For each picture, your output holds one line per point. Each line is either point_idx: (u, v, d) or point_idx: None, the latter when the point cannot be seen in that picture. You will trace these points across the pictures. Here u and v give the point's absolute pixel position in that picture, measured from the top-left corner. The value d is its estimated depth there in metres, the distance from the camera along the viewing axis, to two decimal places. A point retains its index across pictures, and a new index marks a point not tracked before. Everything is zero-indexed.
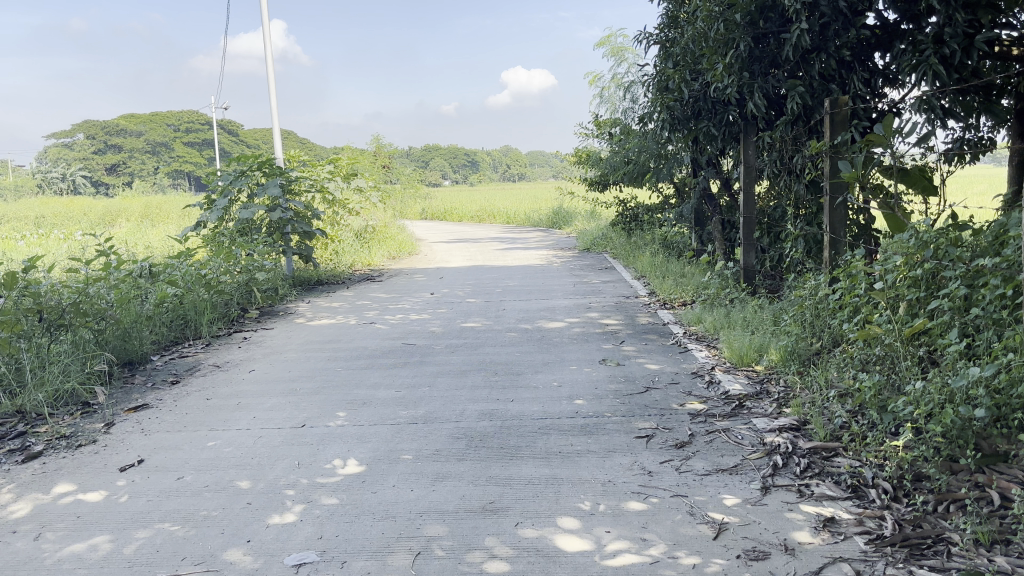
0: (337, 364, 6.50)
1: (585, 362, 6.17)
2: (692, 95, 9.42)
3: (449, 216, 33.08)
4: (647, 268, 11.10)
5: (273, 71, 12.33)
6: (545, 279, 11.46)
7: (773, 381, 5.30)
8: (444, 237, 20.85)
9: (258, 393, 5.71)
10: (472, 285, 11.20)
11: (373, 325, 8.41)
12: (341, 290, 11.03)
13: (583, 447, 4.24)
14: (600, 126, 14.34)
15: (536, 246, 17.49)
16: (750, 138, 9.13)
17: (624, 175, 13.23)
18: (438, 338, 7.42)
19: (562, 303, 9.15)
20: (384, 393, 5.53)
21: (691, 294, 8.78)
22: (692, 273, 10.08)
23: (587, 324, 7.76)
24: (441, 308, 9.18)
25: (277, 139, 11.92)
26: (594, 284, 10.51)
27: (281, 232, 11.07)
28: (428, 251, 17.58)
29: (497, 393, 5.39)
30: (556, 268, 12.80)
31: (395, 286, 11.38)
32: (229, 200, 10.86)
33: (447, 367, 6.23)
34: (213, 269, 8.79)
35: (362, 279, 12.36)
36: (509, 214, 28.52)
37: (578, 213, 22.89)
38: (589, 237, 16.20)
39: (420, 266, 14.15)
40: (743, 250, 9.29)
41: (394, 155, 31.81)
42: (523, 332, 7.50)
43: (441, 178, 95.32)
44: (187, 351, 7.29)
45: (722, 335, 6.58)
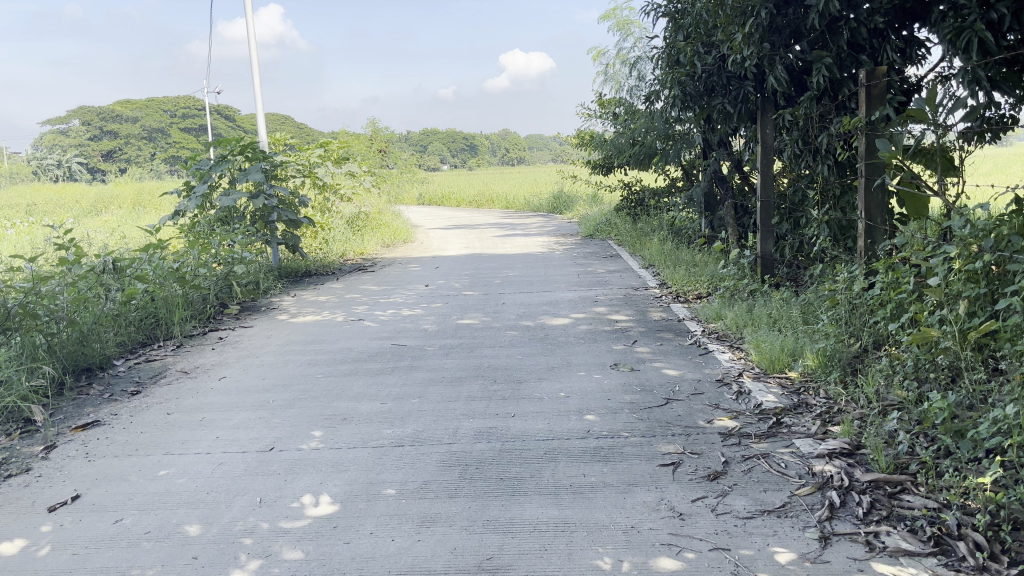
0: (317, 370, 5.83)
1: (594, 366, 5.50)
2: (705, 70, 8.70)
3: (447, 201, 32.37)
4: (655, 256, 10.42)
5: (255, 49, 11.59)
6: (547, 268, 10.78)
7: (812, 391, 4.63)
8: (441, 223, 20.13)
9: (225, 407, 5.04)
10: (469, 275, 10.52)
11: (362, 322, 7.73)
12: (330, 282, 10.35)
13: (598, 479, 3.58)
14: (604, 106, 13.61)
15: (537, 232, 16.80)
16: (770, 116, 8.41)
17: (630, 157, 12.53)
18: (432, 338, 6.75)
19: (565, 296, 8.46)
20: (367, 406, 4.86)
21: (706, 285, 8.13)
22: (705, 261, 9.42)
23: (595, 320, 7.08)
24: (435, 303, 8.50)
25: (260, 122, 11.19)
26: (600, 275, 9.83)
27: (265, 221, 10.38)
28: (424, 238, 16.90)
29: (496, 406, 4.72)
30: (559, 256, 12.13)
31: (388, 277, 10.70)
32: (208, 186, 10.14)
33: (440, 373, 5.55)
34: (188, 262, 8.11)
35: (353, 270, 11.69)
36: (508, 199, 27.81)
37: (580, 197, 22.18)
38: (592, 222, 15.49)
39: (415, 255, 13.48)
40: (761, 237, 8.70)
41: (390, 139, 31.03)
42: (524, 331, 6.82)
43: (439, 162, 94.39)
44: (155, 354, 6.62)
45: (746, 334, 5.92)
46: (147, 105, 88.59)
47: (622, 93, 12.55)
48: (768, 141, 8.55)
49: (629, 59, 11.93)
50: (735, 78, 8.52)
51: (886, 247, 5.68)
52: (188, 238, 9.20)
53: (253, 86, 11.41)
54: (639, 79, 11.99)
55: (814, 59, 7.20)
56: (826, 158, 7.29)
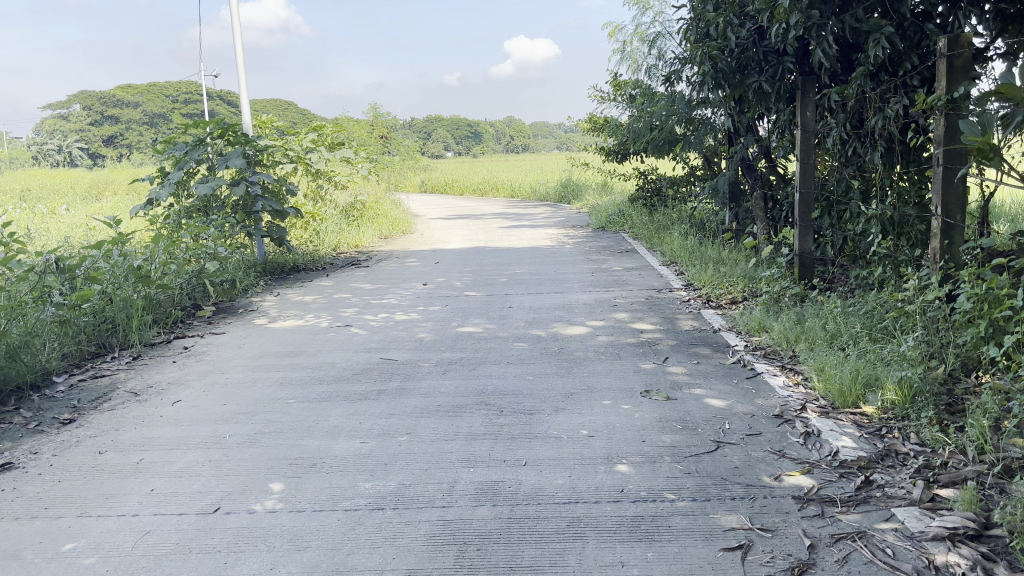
0: (289, 393, 4.90)
1: (621, 392, 4.57)
2: (739, 44, 7.70)
3: (450, 189, 31.40)
4: (677, 251, 9.47)
5: (239, 24, 10.61)
6: (557, 265, 9.84)
7: (899, 433, 3.68)
8: (444, 214, 19.16)
9: (171, 444, 4.11)
10: (471, 273, 9.57)
11: (349, 328, 6.79)
12: (319, 279, 9.42)
13: (641, 571, 2.65)
14: (618, 88, 12.61)
15: (544, 224, 15.82)
16: (812, 96, 7.46)
17: (647, 144, 11.55)
18: (427, 351, 5.81)
19: (580, 298, 7.52)
20: (342, 448, 3.92)
21: (741, 287, 7.20)
22: (736, 258, 8.50)
23: (616, 331, 6.13)
24: (433, 305, 7.56)
25: (244, 103, 10.22)
26: (616, 273, 8.88)
27: (248, 212, 9.45)
28: (425, 228, 15.96)
29: (502, 450, 3.78)
30: (569, 251, 11.18)
31: (383, 274, 9.76)
32: (184, 173, 9.21)
33: (435, 399, 4.61)
34: (153, 259, 7.18)
35: (346, 264, 10.76)
36: (514, 187, 26.83)
37: (589, 186, 21.22)
38: (604, 213, 14.52)
39: (414, 248, 12.54)
40: (799, 233, 7.79)
41: (392, 125, 29.99)
42: (534, 343, 5.87)
43: (443, 149, 93.29)
44: (105, 368, 5.68)
45: (800, 352, 4.99)
46: (148, 90, 87.44)
47: (639, 75, 11.53)
48: (810, 125, 7.56)
49: (647, 37, 10.92)
50: (774, 54, 7.53)
51: (970, 249, 4.72)
52: (157, 231, 8.26)
53: (237, 63, 10.43)
54: (657, 58, 11.00)
55: (871, 29, 6.23)
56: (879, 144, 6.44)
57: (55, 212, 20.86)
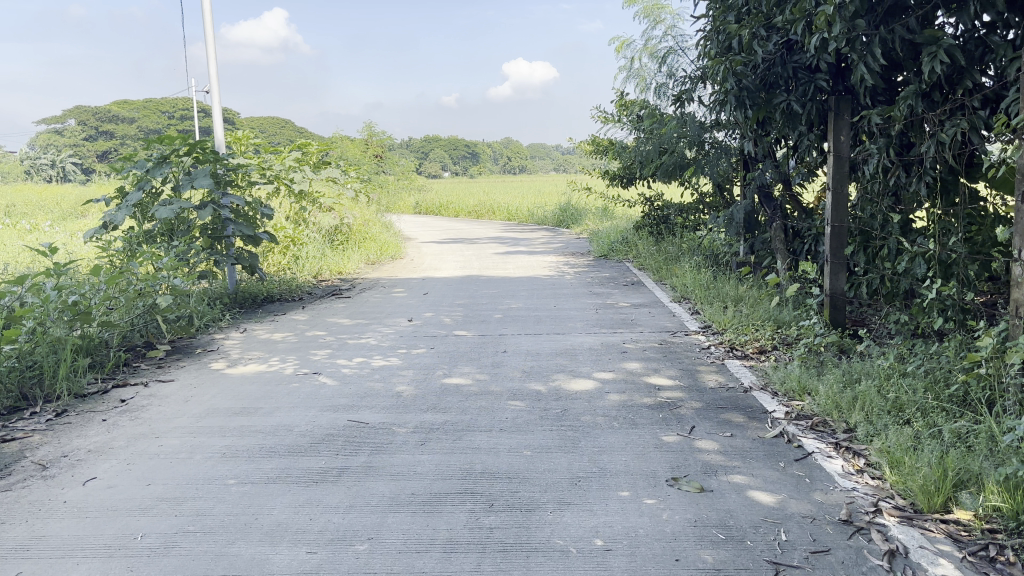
0: (230, 472, 3.96)
1: (642, 478, 3.66)
2: (765, 59, 6.85)
3: (444, 211, 30.58)
4: (689, 287, 8.60)
5: (212, 32, 9.74)
6: (557, 299, 8.95)
7: (1017, 559, 2.78)
8: (437, 237, 18.31)
9: (62, 549, 3.17)
10: (462, 307, 8.67)
11: (317, 377, 5.84)
12: (294, 313, 8.50)
13: None
14: (624, 109, 11.77)
15: (541, 250, 14.97)
16: (846, 118, 6.65)
17: (656, 168, 10.71)
18: (406, 410, 4.89)
19: (584, 342, 6.61)
20: (282, 562, 3.00)
21: (768, 332, 6.32)
22: (758, 297, 7.62)
23: (629, 387, 5.22)
24: (417, 348, 6.65)
25: (217, 117, 9.34)
26: (623, 311, 7.99)
27: (217, 237, 8.57)
28: (416, 253, 15.07)
29: (491, 571, 2.85)
30: (570, 283, 10.30)
31: (365, 307, 8.86)
32: (145, 194, 8.30)
33: (407, 484, 3.68)
34: (95, 294, 6.26)
35: (326, 295, 9.86)
36: (510, 210, 26.01)
37: (589, 211, 20.39)
38: (606, 240, 13.66)
39: (402, 276, 11.64)
40: (830, 271, 6.92)
41: (387, 146, 29.17)
42: (533, 401, 4.96)
43: (440, 170, 92.66)
44: (18, 427, 4.74)
45: (857, 427, 4.10)
46: (143, 106, 86.68)
47: (646, 95, 10.61)
48: (844, 151, 6.72)
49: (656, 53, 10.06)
50: (805, 71, 6.70)
51: None
52: (109, 258, 7.34)
53: (210, 74, 9.55)
54: (666, 77, 10.15)
55: (925, 42, 5.40)
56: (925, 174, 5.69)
57: (38, 230, 19.80)
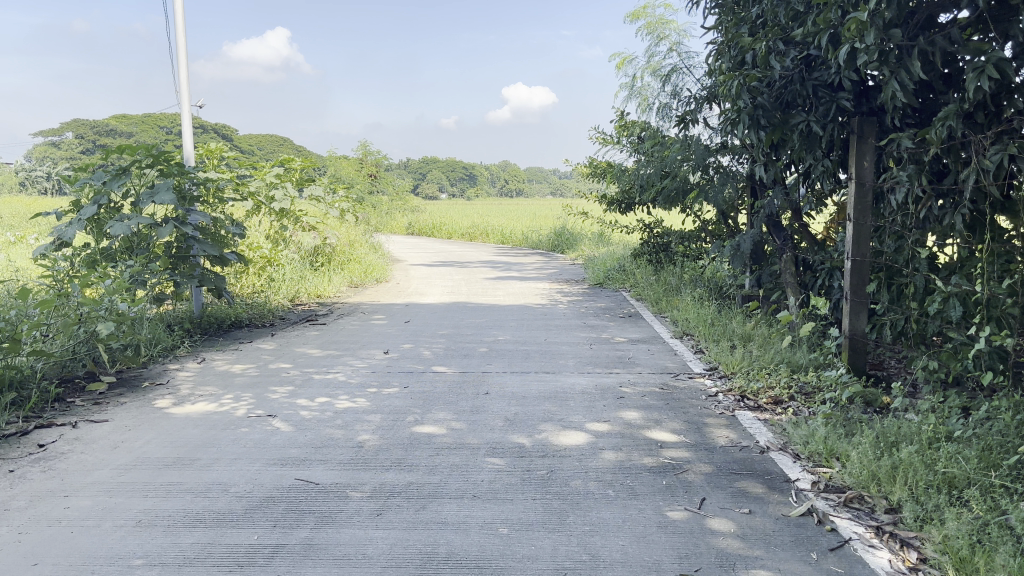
0: (140, 548, 3.25)
1: (643, 572, 2.95)
2: (782, 76, 6.21)
3: (438, 232, 29.94)
4: (692, 322, 7.93)
5: (184, 36, 9.08)
6: (548, 331, 8.25)
7: None
8: (427, 260, 17.63)
9: None
10: (445, 338, 7.97)
11: (271, 420, 5.12)
12: (260, 342, 7.79)
13: None
14: (624, 130, 11.12)
15: (534, 275, 14.31)
16: (870, 141, 6.02)
17: (657, 193, 10.06)
18: (365, 466, 4.18)
19: (577, 384, 5.91)
20: None
21: (784, 379, 5.61)
22: (768, 336, 6.94)
23: (626, 442, 4.52)
24: (390, 386, 5.94)
25: (187, 127, 8.65)
26: (620, 347, 7.30)
27: (180, 257, 7.89)
28: (403, 276, 14.37)
29: None
30: (563, 313, 9.61)
31: (340, 336, 8.15)
32: (102, 208, 7.60)
33: (352, 573, 2.97)
34: (25, 319, 5.54)
35: (299, 321, 9.16)
36: (504, 232, 25.39)
37: (584, 236, 19.77)
38: (602, 267, 13.00)
39: (385, 301, 10.95)
40: (850, 309, 6.25)
41: (381, 165, 28.57)
42: (515, 459, 4.25)
43: (437, 190, 92.30)
44: None
45: (904, 507, 3.42)
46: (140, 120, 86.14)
47: (647, 116, 9.86)
48: (867, 178, 6.08)
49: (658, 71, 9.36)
50: (826, 89, 6.06)
51: None
52: (52, 278, 6.63)
53: (181, 82, 8.87)
54: (669, 96, 9.48)
55: (969, 57, 4.79)
56: (965, 205, 5.07)
57: (23, 241, 19.05)
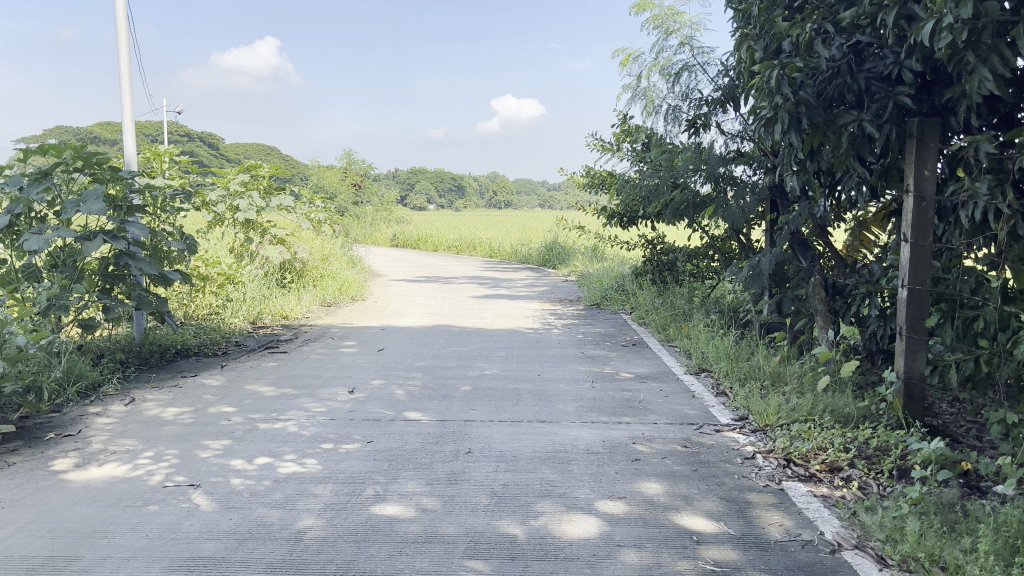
0: None
1: None
2: (829, 67, 5.15)
3: (423, 245, 28.85)
4: (709, 356, 6.85)
5: (126, 23, 7.94)
6: (543, 364, 7.15)
7: None
8: (411, 275, 16.53)
9: None
10: (423, 372, 6.86)
11: (191, 493, 3.99)
12: (205, 377, 6.64)
13: None
14: (626, 136, 10.06)
15: (525, 294, 13.24)
16: (933, 146, 5.01)
17: (664, 206, 9.00)
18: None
19: (581, 439, 4.80)
20: None
21: (837, 438, 4.52)
22: (803, 377, 5.86)
23: (651, 533, 3.42)
24: (349, 442, 4.82)
25: (127, 126, 7.51)
26: (628, 387, 6.20)
27: (114, 277, 6.79)
28: (382, 294, 13.25)
29: None
30: (558, 340, 8.52)
31: (302, 369, 7.02)
32: (20, 219, 6.48)
33: None
34: None
35: (258, 348, 8.04)
36: (493, 246, 24.34)
37: (577, 251, 18.74)
38: (600, 286, 11.93)
39: (360, 323, 9.83)
40: (907, 348, 5.19)
41: (366, 175, 27.48)
42: (504, 564, 3.14)
43: (425, 201, 91.22)
44: None
45: None
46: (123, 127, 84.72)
47: (652, 120, 8.79)
48: (930, 190, 5.05)
49: (666, 70, 8.29)
50: (881, 82, 5.03)
51: None
52: None
53: (121, 74, 7.73)
54: (678, 98, 8.42)
55: None
56: None
57: None
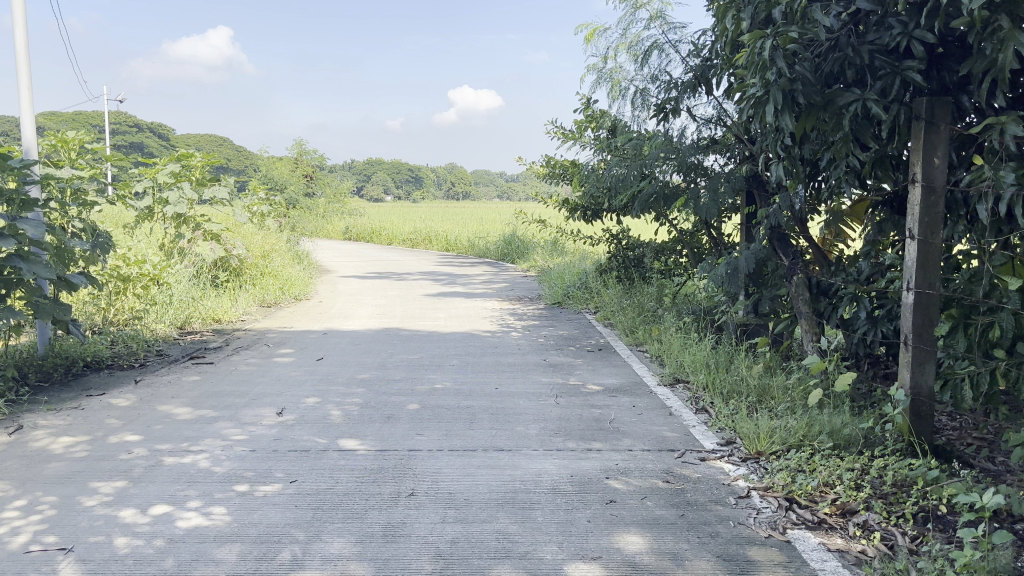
0: None
1: None
2: (829, 39, 4.43)
3: (377, 238, 27.93)
4: (685, 365, 6.17)
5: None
6: (501, 375, 6.41)
7: None
8: (361, 271, 15.68)
9: None
10: (365, 387, 6.07)
11: (58, 561, 3.16)
12: (113, 396, 5.76)
13: None
14: (589, 122, 9.35)
15: (482, 291, 12.50)
16: (945, 129, 4.36)
17: (631, 198, 8.31)
18: None
19: (545, 474, 4.07)
20: None
21: (845, 470, 3.86)
22: (792, 393, 5.20)
23: None
24: (269, 482, 4.02)
25: (26, 108, 6.55)
26: (597, 404, 5.50)
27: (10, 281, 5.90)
28: (329, 292, 12.40)
29: None
30: (517, 345, 7.79)
31: (227, 384, 6.17)
32: None
33: None
34: None
35: (182, 359, 7.16)
36: (449, 239, 23.54)
37: (536, 245, 18.05)
38: (561, 283, 11.24)
39: (301, 327, 8.98)
40: (914, 361, 4.54)
41: (318, 166, 26.47)
42: None
43: (382, 193, 89.82)
44: None
45: None
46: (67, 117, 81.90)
47: (618, 105, 8.07)
48: (941, 180, 4.40)
49: (634, 49, 7.58)
50: (885, 56, 4.38)
51: None
52: None
53: (18, 48, 6.77)
54: (647, 79, 7.71)
55: None
56: None
57: None
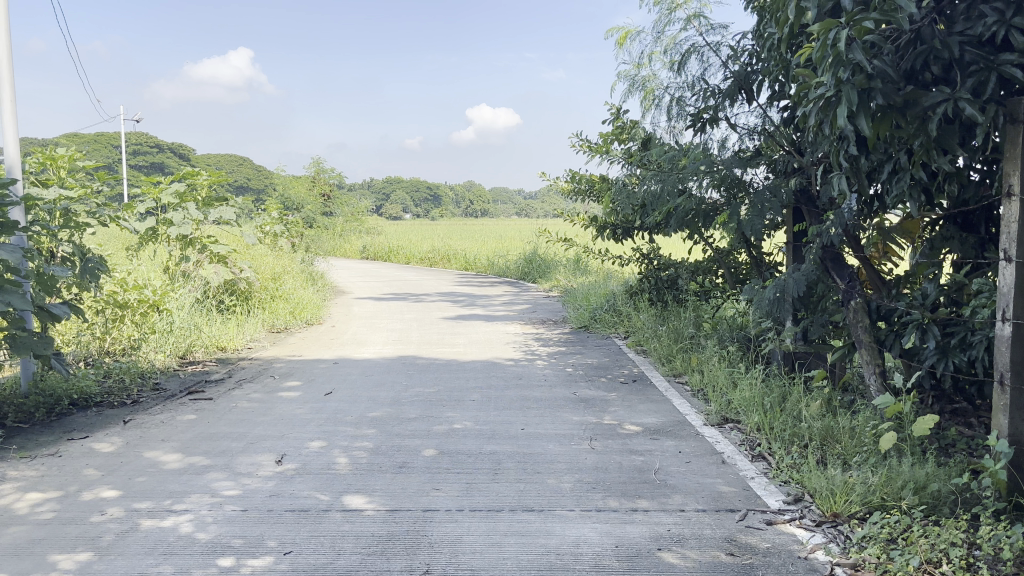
0: None
1: None
2: (911, 30, 3.79)
3: (395, 257, 27.43)
4: (733, 402, 5.52)
5: None
6: (527, 412, 5.79)
7: None
8: (378, 292, 15.12)
9: None
10: (377, 427, 5.46)
11: None
12: (97, 440, 5.18)
13: None
14: (617, 135, 8.74)
15: (503, 313, 11.90)
16: None
17: (665, 215, 7.69)
18: None
19: (585, 544, 3.43)
20: None
21: (948, 543, 3.19)
22: (862, 437, 4.54)
23: None
24: (258, 555, 3.40)
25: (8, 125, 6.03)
26: (637, 448, 4.85)
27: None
28: (343, 316, 11.84)
29: None
30: (543, 375, 7.16)
31: (225, 425, 5.58)
32: None
33: None
34: None
35: (179, 393, 6.59)
36: (469, 258, 22.98)
37: (559, 263, 17.43)
38: (587, 305, 10.61)
39: (311, 355, 8.40)
40: (1013, 405, 3.87)
41: (336, 184, 26.05)
42: None
43: (400, 211, 89.66)
44: None
45: None
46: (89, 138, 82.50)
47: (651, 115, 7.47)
48: None
49: (669, 55, 6.98)
50: (977, 49, 3.75)
51: None
52: None
53: None
54: (683, 87, 7.11)
55: None
56: None
57: None
